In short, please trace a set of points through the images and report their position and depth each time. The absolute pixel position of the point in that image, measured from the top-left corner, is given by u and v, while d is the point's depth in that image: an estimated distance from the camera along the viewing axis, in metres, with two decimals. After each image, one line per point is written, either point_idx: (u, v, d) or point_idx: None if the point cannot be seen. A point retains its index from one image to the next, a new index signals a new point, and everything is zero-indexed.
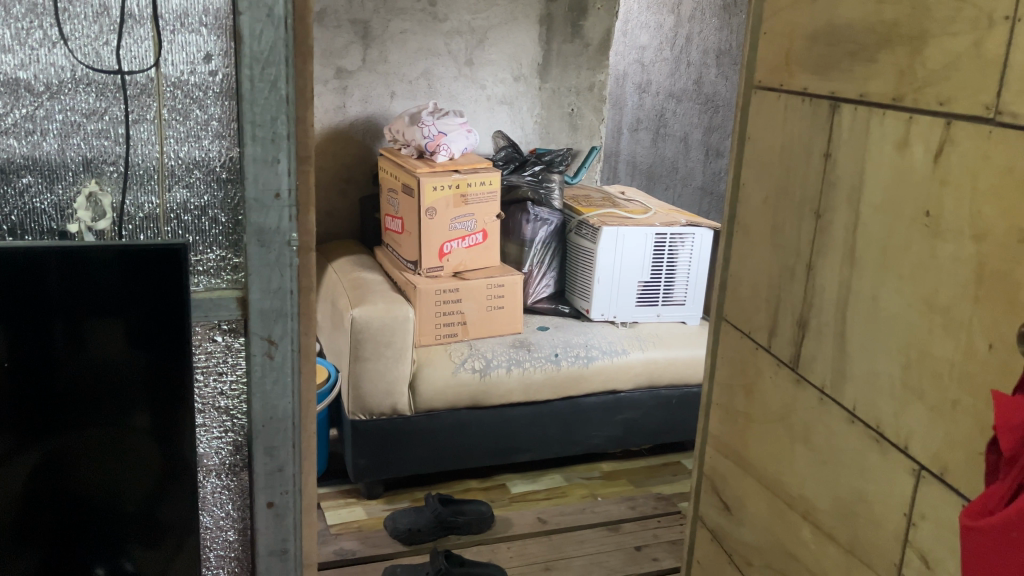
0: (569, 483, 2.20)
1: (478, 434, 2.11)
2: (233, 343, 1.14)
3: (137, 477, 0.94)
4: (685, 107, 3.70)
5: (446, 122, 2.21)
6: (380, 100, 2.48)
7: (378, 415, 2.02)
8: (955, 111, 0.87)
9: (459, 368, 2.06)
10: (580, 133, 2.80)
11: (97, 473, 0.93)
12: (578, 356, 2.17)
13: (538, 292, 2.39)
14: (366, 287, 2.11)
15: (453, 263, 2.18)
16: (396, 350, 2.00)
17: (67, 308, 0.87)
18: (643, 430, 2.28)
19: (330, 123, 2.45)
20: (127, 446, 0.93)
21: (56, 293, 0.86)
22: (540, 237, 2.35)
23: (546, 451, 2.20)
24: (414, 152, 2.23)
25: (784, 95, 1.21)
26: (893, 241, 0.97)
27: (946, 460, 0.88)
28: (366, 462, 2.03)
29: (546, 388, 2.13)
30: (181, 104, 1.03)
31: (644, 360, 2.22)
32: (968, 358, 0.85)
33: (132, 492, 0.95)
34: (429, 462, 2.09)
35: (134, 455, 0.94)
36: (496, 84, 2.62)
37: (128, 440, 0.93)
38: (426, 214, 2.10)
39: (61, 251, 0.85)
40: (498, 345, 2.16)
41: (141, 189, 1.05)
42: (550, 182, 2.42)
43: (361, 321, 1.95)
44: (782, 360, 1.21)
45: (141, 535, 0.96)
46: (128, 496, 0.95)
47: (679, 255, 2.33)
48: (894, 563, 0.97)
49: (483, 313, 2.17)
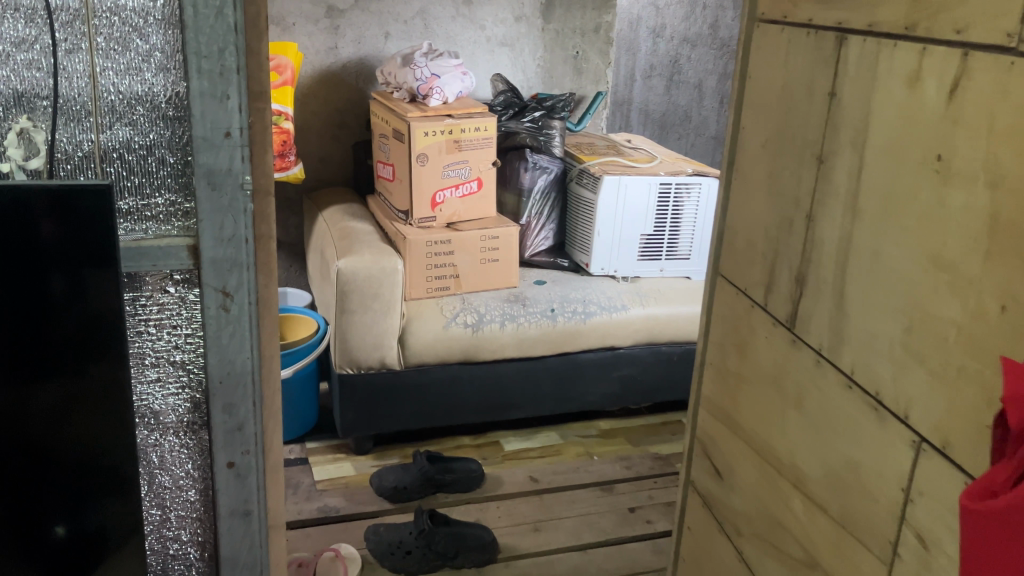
0: (565, 441, 2.14)
1: (471, 389, 2.05)
2: (187, 295, 1.06)
3: (125, 436, 0.88)
4: (700, 52, 3.64)
5: (440, 64, 2.11)
6: (373, 41, 2.37)
7: (366, 369, 1.95)
8: (973, 41, 0.76)
9: (450, 322, 1.99)
10: (585, 77, 2.68)
11: (86, 430, 0.87)
12: (575, 312, 2.08)
13: (536, 245, 2.30)
14: (355, 236, 2.02)
15: (446, 213, 2.10)
16: (384, 302, 1.92)
17: (65, 257, 0.81)
18: (641, 388, 2.22)
19: (322, 65, 2.35)
20: (122, 407, 0.87)
21: (48, 236, 0.80)
22: (539, 186, 2.25)
23: (541, 407, 2.14)
24: (406, 96, 2.13)
25: (787, 27, 1.10)
26: (898, 189, 0.87)
27: (949, 434, 0.79)
28: (354, 416, 1.97)
29: (541, 344, 2.05)
30: (120, 32, 0.95)
31: (644, 316, 2.14)
32: (976, 321, 0.76)
33: (120, 451, 0.89)
34: (419, 418, 2.03)
35: (123, 414, 0.87)
36: (496, 24, 2.50)
37: (123, 402, 0.87)
38: (417, 160, 2.00)
39: (53, 191, 0.78)
40: (492, 299, 2.07)
41: (77, 127, 0.98)
42: (550, 128, 2.31)
43: (347, 272, 1.87)
44: (778, 319, 1.11)
45: (117, 493, 0.90)
46: (111, 453, 0.89)
47: (684, 207, 2.22)
48: (888, 541, 0.88)
49: (477, 266, 2.08)
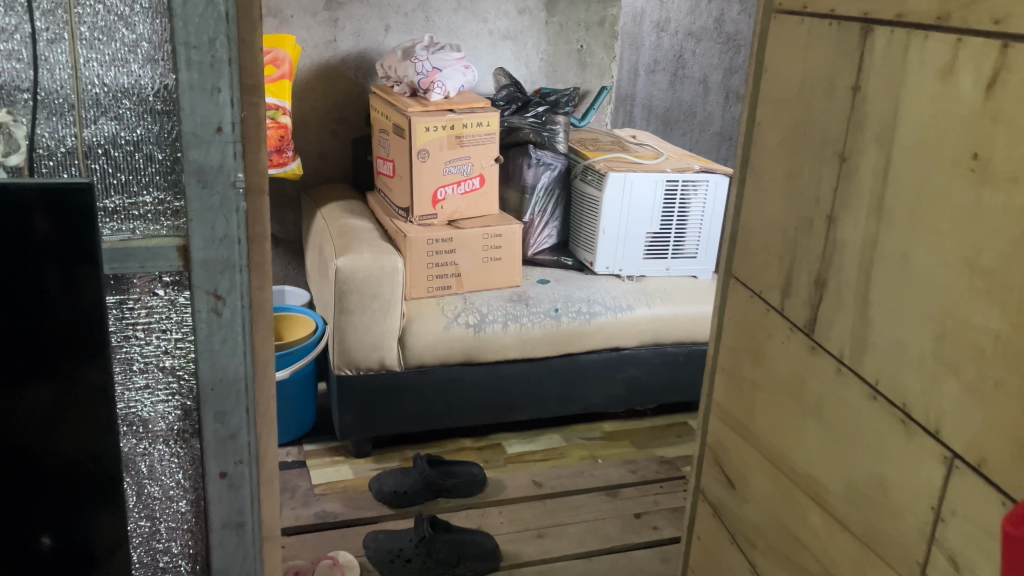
0: (568, 444, 2.10)
1: (472, 391, 2.00)
2: (177, 298, 1.01)
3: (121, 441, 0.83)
4: (705, 47, 3.58)
5: (441, 57, 2.06)
6: (373, 34, 2.32)
7: (365, 371, 1.90)
8: (1013, 31, 0.71)
9: (452, 323, 1.94)
10: (590, 72, 2.63)
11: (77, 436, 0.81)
12: (580, 312, 2.03)
13: (539, 244, 2.24)
14: (354, 234, 1.97)
15: (447, 211, 2.05)
16: (383, 302, 1.87)
17: (67, 252, 0.75)
18: (647, 389, 2.17)
19: (321, 59, 2.30)
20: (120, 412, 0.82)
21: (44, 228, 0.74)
22: (542, 183, 2.20)
23: (544, 409, 2.09)
24: (406, 90, 2.08)
25: (807, 18, 1.04)
26: (929, 189, 0.82)
27: (984, 450, 0.75)
28: (353, 419, 1.93)
29: (544, 344, 2.01)
30: (105, 22, 0.90)
31: (650, 317, 2.09)
32: (1015, 331, 0.71)
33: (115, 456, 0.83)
34: (419, 420, 1.98)
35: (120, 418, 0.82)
36: (499, 17, 2.44)
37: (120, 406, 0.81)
38: (417, 156, 1.95)
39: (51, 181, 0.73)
40: (495, 298, 2.02)
41: (59, 121, 0.93)
42: (554, 124, 2.25)
43: (346, 271, 1.82)
44: (796, 324, 1.06)
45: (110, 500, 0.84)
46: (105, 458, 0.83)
47: (691, 204, 2.17)
48: (916, 562, 0.84)
49: (479, 264, 2.03)
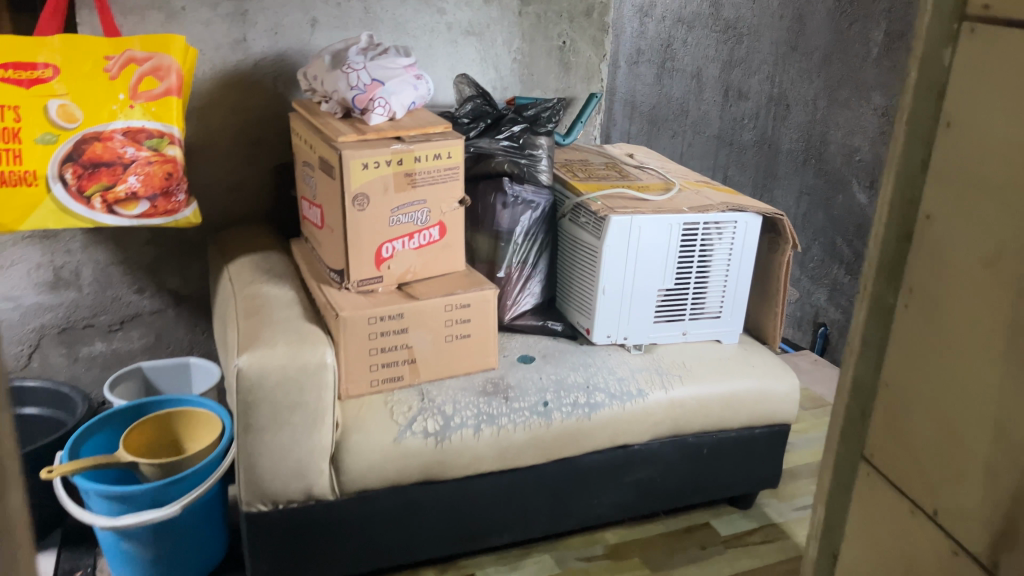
0: (563, 571, 1.60)
1: (435, 516, 1.49)
2: None
3: None
4: (699, 34, 3.12)
5: (384, 65, 1.53)
6: (295, 31, 1.77)
7: (286, 505, 1.38)
8: None
9: (405, 432, 1.41)
10: (575, 74, 2.12)
11: None
12: (577, 405, 1.52)
13: (519, 305, 1.73)
14: (268, 313, 1.44)
15: (396, 272, 1.53)
16: (308, 413, 1.34)
17: None
18: (662, 492, 1.68)
19: (225, 64, 1.75)
20: None
21: None
22: (521, 226, 1.69)
23: (531, 530, 1.58)
24: (336, 110, 1.55)
25: None
26: None
27: None
28: (271, 567, 1.41)
29: (532, 452, 1.50)
30: None
31: (667, 404, 1.60)
32: None
33: None
34: (363, 560, 1.47)
35: None
36: (460, 7, 1.91)
37: None
38: (354, 203, 1.43)
39: None
40: (462, 391, 1.50)
41: None
42: (536, 147, 1.72)
43: (252, 374, 1.29)
44: None
45: None
46: None
47: (714, 252, 1.68)
48: None
49: (441, 346, 1.51)
